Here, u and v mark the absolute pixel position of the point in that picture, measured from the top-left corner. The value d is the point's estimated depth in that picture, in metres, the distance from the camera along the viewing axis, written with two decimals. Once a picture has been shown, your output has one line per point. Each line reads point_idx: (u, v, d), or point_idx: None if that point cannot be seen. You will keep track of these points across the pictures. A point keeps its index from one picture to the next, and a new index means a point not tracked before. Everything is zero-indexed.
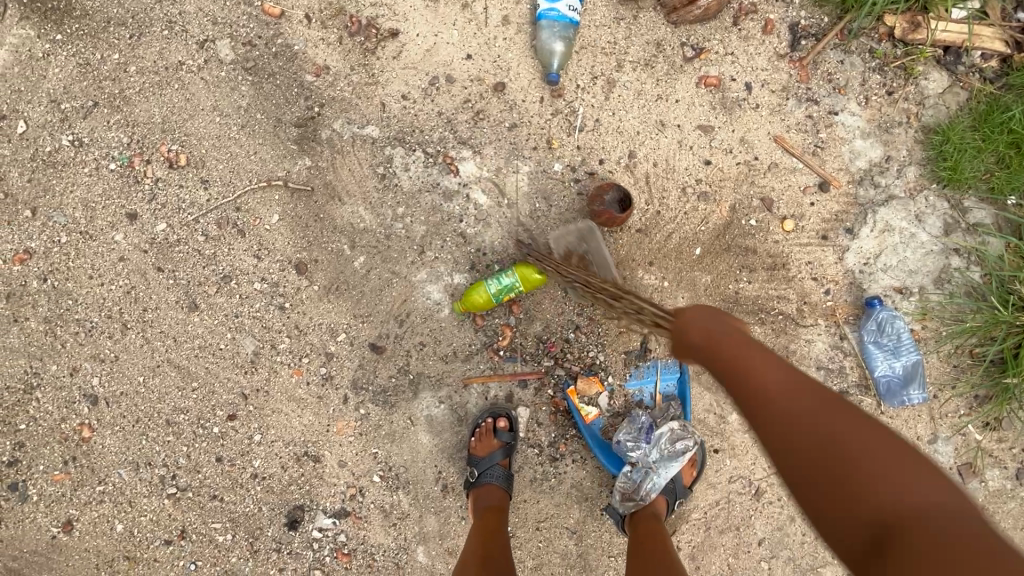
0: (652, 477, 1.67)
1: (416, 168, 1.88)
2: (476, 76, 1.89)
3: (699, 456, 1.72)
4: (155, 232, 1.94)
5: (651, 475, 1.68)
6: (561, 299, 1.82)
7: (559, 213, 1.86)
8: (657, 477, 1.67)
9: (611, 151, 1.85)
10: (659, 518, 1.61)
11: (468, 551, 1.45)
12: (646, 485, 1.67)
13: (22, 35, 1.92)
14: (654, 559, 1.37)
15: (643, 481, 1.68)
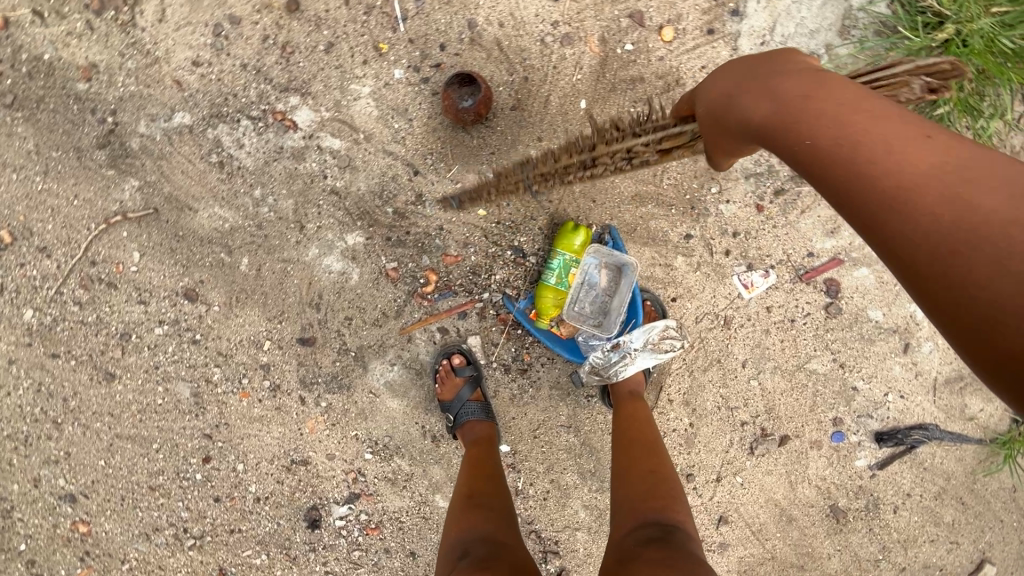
0: (626, 359, 1.60)
1: (249, 139, 1.62)
2: (262, 3, 1.56)
3: (674, 333, 1.63)
4: (28, 321, 1.75)
5: (625, 356, 1.61)
6: (464, 214, 1.66)
7: (422, 123, 1.62)
8: (631, 357, 1.60)
9: (448, 29, 1.56)
10: (637, 392, 1.59)
11: (460, 484, 1.45)
12: (621, 368, 1.60)
13: None
14: (640, 442, 1.35)
15: (616, 361, 1.61)
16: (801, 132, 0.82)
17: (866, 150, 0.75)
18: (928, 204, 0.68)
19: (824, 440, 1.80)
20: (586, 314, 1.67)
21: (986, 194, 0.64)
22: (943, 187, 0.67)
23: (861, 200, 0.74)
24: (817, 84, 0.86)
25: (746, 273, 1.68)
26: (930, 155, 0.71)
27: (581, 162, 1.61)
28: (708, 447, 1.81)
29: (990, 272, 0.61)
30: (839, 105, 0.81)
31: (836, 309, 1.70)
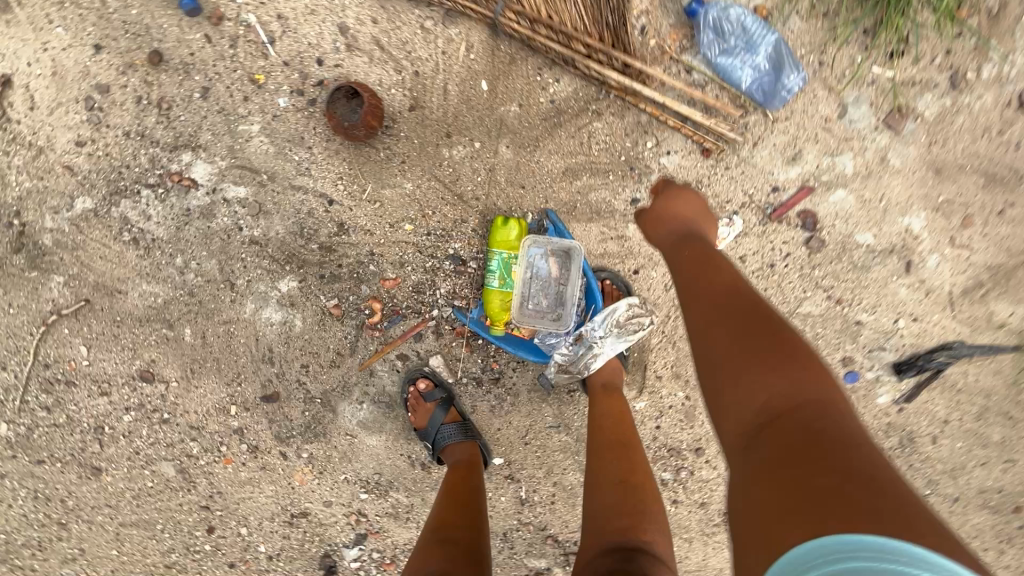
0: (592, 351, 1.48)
1: (154, 209, 1.54)
2: (125, 64, 1.46)
3: (640, 310, 1.50)
4: (5, 434, 1.76)
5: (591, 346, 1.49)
6: (392, 233, 1.55)
7: (323, 148, 1.50)
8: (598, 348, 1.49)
9: (322, 41, 1.42)
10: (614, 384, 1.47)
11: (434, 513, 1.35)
12: (589, 363, 1.49)
13: None
14: (615, 449, 1.21)
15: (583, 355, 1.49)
16: (707, 275, 1.06)
17: (736, 336, 0.88)
18: (771, 385, 0.78)
19: (838, 384, 1.64)
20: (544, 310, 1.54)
21: (815, 385, 0.77)
22: (789, 375, 0.79)
23: (734, 381, 0.84)
24: (723, 276, 1.04)
25: None
26: (779, 337, 0.85)
27: (499, 148, 1.46)
28: (711, 416, 1.68)
29: (796, 427, 0.72)
30: (732, 292, 0.98)
31: (818, 242, 1.52)
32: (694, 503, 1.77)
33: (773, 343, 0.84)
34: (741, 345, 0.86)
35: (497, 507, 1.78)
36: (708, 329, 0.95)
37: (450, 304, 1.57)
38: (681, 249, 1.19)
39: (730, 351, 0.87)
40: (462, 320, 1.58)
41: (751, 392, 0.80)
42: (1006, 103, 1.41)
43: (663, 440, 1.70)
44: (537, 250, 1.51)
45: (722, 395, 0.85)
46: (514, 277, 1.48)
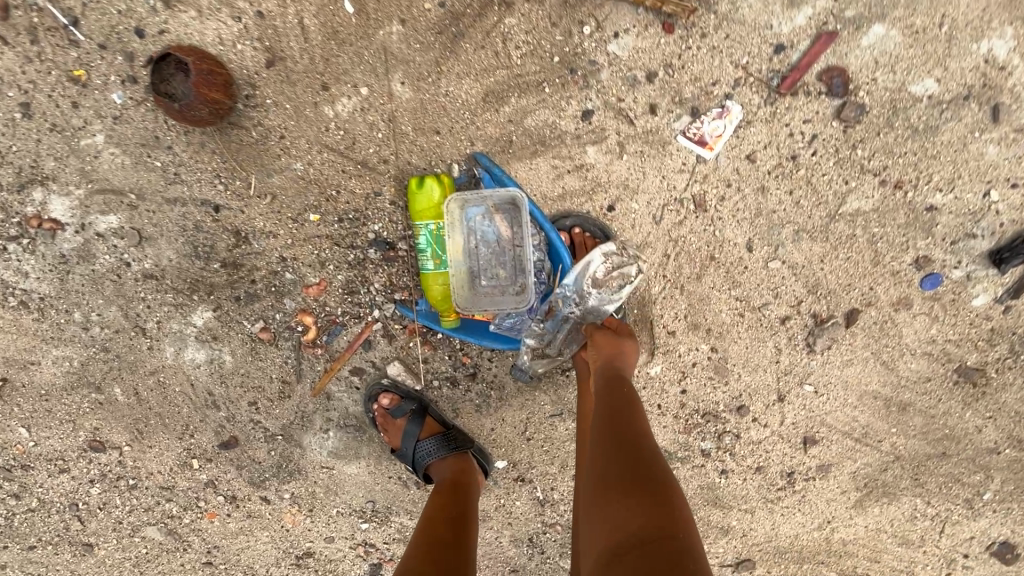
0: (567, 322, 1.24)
1: (27, 263, 1.29)
2: None
3: (618, 256, 1.17)
4: None
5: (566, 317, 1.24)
6: (299, 229, 1.24)
7: (184, 143, 1.19)
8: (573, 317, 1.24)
9: (134, 4, 1.09)
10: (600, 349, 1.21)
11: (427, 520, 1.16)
12: (567, 335, 1.26)
13: None
14: None
15: (559, 330, 1.26)
16: (627, 392, 1.03)
17: (630, 460, 0.85)
18: (646, 514, 0.76)
19: (913, 293, 1.22)
20: (499, 283, 1.20)
21: (682, 524, 0.75)
22: (667, 511, 0.76)
23: (613, 501, 0.80)
24: (635, 403, 1.01)
25: (693, 125, 1.11)
26: (668, 477, 0.83)
27: (392, 87, 1.10)
28: (749, 366, 1.31)
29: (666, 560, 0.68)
30: (638, 422, 0.95)
31: (854, 110, 1.09)
32: (749, 469, 1.41)
33: (665, 481, 0.82)
34: (633, 472, 0.83)
35: (514, 515, 1.51)
36: (602, 446, 0.91)
37: (392, 300, 1.28)
38: (605, 339, 1.14)
39: (624, 470, 0.84)
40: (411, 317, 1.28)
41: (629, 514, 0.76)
42: None
43: (693, 405, 1.35)
44: (474, 209, 1.16)
45: (596, 516, 0.81)
46: (449, 250, 1.14)
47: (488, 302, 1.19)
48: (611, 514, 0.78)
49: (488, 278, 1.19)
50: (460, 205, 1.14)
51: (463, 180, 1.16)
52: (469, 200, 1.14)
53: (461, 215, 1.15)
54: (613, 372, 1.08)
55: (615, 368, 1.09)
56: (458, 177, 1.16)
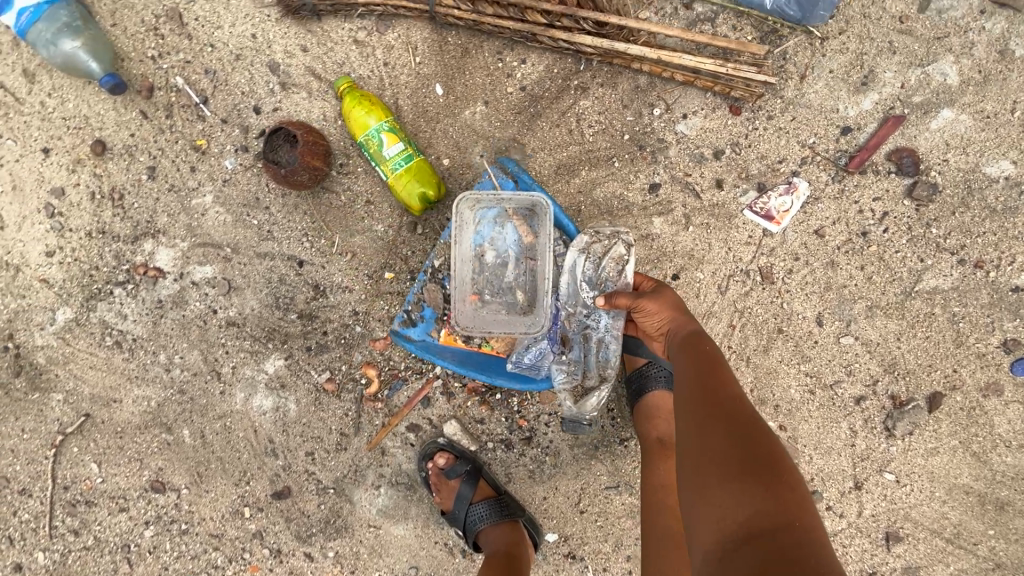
0: (593, 339, 1.21)
1: (131, 307, 1.43)
2: (74, 162, 1.36)
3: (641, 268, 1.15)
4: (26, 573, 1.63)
5: (592, 334, 1.21)
6: (377, 287, 1.32)
7: (281, 205, 1.32)
8: (601, 335, 1.21)
9: (256, 88, 1.26)
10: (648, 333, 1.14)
11: None
12: (598, 355, 1.21)
13: None
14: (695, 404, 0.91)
15: (589, 355, 1.22)
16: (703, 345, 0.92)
17: (724, 434, 0.75)
18: (753, 502, 0.67)
19: (1004, 378, 1.15)
20: (502, 295, 1.21)
21: (798, 508, 0.66)
22: (776, 494, 0.67)
23: (711, 488, 0.72)
24: (718, 360, 0.90)
25: (760, 200, 1.15)
26: (771, 445, 0.72)
27: (474, 162, 1.23)
28: (822, 449, 1.23)
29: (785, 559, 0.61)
30: (725, 378, 0.84)
31: (927, 189, 1.11)
32: None
33: (765, 450, 0.72)
34: (729, 447, 0.73)
35: None
36: (690, 417, 0.83)
37: (418, 303, 1.23)
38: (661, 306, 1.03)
39: (719, 444, 0.75)
40: (439, 325, 1.24)
41: (733, 501, 0.69)
42: None
43: None
44: (490, 210, 1.18)
45: (698, 501, 0.74)
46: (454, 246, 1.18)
47: (493, 316, 1.19)
48: (712, 502, 0.71)
49: (492, 289, 1.21)
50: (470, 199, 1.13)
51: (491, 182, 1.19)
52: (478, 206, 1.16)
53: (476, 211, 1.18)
54: (685, 338, 0.96)
55: (684, 324, 0.98)
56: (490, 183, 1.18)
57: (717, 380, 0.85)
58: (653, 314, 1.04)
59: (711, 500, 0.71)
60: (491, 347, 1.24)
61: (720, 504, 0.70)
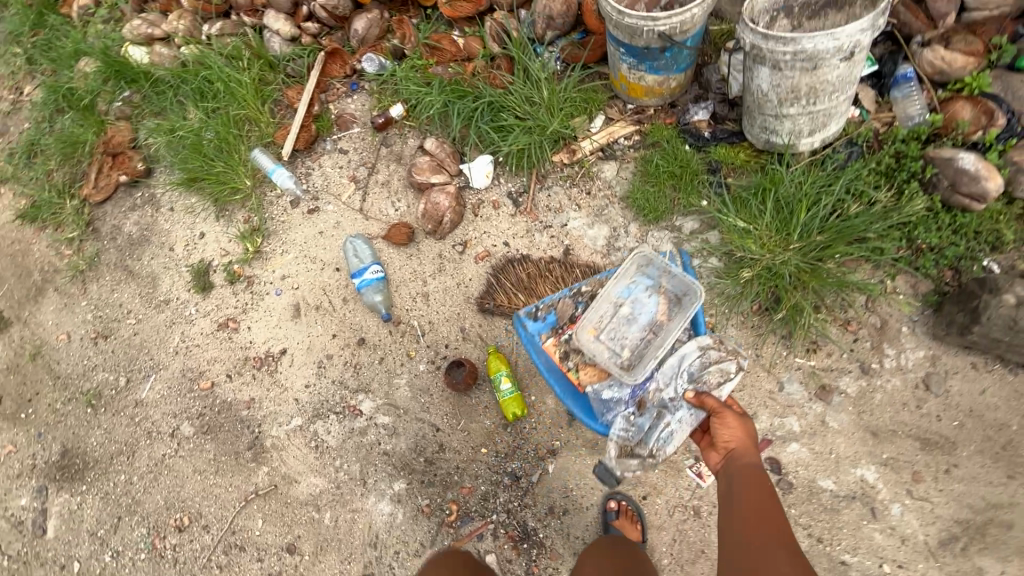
0: (662, 415, 1.98)
1: (334, 427, 2.49)
2: (344, 343, 2.61)
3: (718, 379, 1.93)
4: None
5: (665, 415, 1.98)
6: (474, 456, 2.34)
7: (439, 394, 2.42)
8: (671, 419, 1.96)
9: (449, 335, 2.49)
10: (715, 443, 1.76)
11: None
12: (657, 428, 1.98)
13: (72, 500, 2.74)
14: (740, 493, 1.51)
15: (651, 424, 2.00)
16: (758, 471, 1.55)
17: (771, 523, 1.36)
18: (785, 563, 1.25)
19: None
20: (617, 338, 2.09)
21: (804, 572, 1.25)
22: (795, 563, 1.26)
23: (759, 547, 1.31)
24: (764, 480, 1.51)
25: (695, 466, 2.12)
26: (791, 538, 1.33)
27: (547, 402, 2.34)
28: None
29: None
30: (769, 495, 1.46)
31: (785, 484, 1.94)
32: None
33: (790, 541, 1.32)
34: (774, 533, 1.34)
35: None
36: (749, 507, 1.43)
37: (549, 308, 2.20)
38: (741, 436, 1.64)
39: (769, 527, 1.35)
40: (551, 333, 2.18)
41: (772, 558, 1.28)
42: (915, 384, 1.95)
43: None
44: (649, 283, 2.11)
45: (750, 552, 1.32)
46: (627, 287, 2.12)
47: (603, 346, 2.08)
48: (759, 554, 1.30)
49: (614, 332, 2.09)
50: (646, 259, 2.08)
51: (665, 266, 2.10)
52: (636, 282, 2.11)
53: (647, 275, 2.13)
54: (740, 460, 1.60)
55: (748, 453, 1.61)
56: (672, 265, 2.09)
57: (766, 493, 1.47)
58: (729, 429, 1.67)
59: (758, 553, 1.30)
60: (578, 374, 2.12)
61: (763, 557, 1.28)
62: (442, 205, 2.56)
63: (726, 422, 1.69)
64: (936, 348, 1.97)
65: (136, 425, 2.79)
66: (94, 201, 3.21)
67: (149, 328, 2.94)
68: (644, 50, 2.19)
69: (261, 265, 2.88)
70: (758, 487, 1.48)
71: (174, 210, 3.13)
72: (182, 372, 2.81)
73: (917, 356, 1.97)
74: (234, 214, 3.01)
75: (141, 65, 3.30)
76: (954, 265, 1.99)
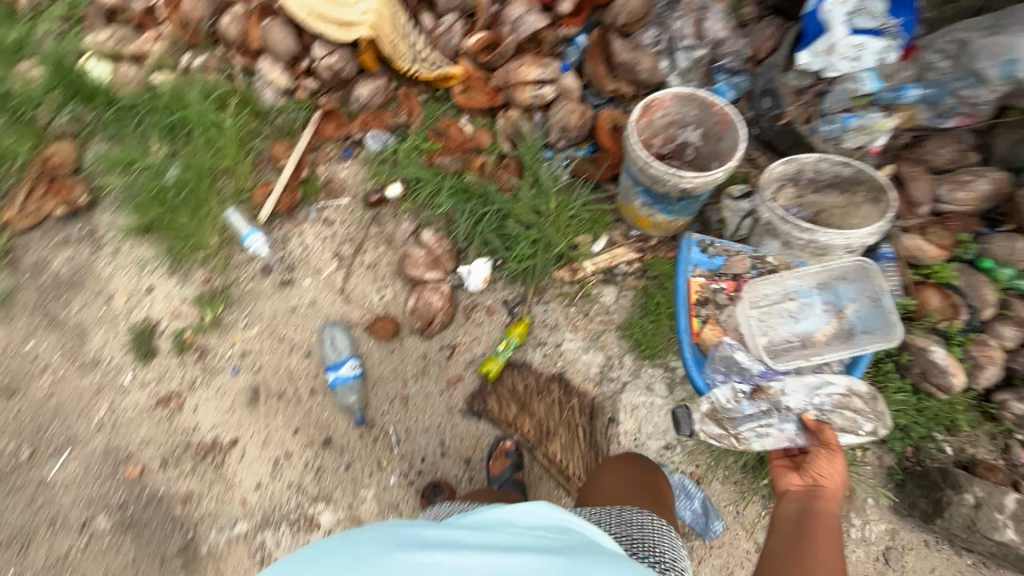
0: (771, 412, 1.85)
1: (287, 539, 2.27)
2: (307, 442, 2.39)
3: (845, 421, 1.83)
4: None
5: (772, 417, 1.83)
6: None
7: (409, 513, 2.29)
8: (777, 425, 1.80)
9: (426, 447, 2.36)
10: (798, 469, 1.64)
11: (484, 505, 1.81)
12: (752, 419, 1.87)
13: None
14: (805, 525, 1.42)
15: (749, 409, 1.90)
16: (826, 515, 1.44)
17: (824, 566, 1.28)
18: None
19: None
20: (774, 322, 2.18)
21: None
22: None
23: None
24: (832, 527, 1.40)
25: None
26: None
27: None
28: None
29: None
30: (831, 539, 1.36)
31: None
32: None
33: None
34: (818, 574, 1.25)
35: None
36: (808, 543, 1.35)
37: (720, 251, 2.30)
38: (829, 478, 1.53)
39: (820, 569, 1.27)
40: (707, 272, 2.28)
41: None
42: (875, 556, 2.07)
43: None
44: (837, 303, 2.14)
45: None
46: (815, 287, 2.18)
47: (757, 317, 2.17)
48: None
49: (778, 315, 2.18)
50: (864, 270, 2.04)
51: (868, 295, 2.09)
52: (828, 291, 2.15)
53: (851, 284, 2.10)
54: (820, 501, 1.49)
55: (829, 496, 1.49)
56: (883, 294, 2.03)
57: (829, 536, 1.37)
58: (822, 468, 1.55)
59: None
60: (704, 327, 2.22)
61: None
62: (434, 305, 2.46)
63: (820, 459, 1.58)
64: (895, 522, 2.12)
65: (35, 510, 2.36)
66: (16, 228, 2.76)
67: (67, 392, 2.53)
68: (662, 196, 2.22)
69: (219, 335, 2.59)
70: (823, 529, 1.39)
71: (118, 254, 2.76)
72: (105, 451, 2.44)
73: (880, 528, 2.10)
74: (192, 272, 2.70)
75: (100, 82, 2.92)
76: (917, 444, 2.16)
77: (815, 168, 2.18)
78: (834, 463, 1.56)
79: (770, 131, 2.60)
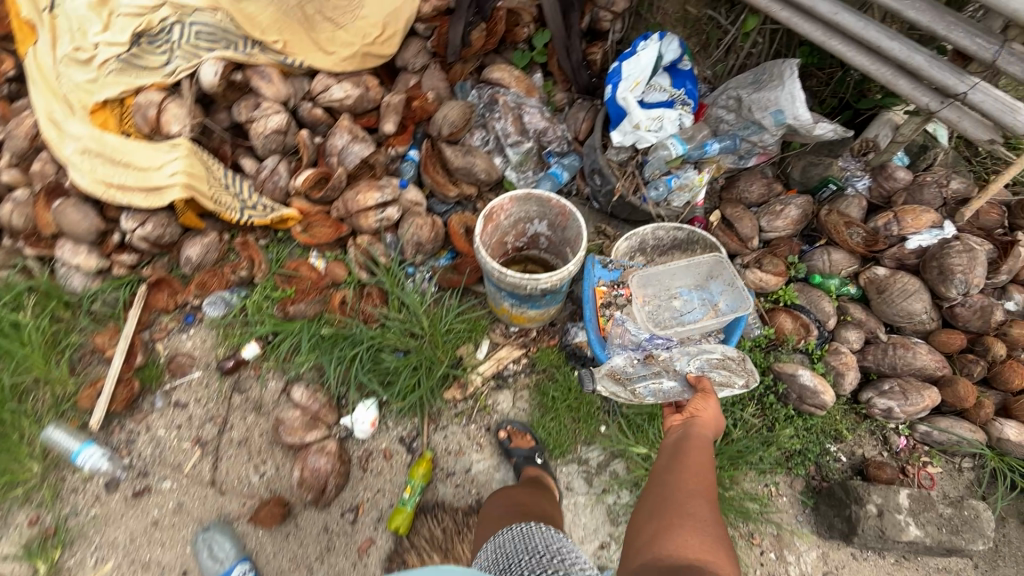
0: (660, 374, 2.00)
1: None
2: None
3: (722, 375, 1.98)
4: None
5: (662, 376, 1.98)
6: None
7: None
8: (664, 383, 1.96)
9: None
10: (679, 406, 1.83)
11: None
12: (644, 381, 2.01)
13: None
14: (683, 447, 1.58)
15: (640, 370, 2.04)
16: (702, 435, 1.61)
17: (700, 479, 1.44)
18: (702, 512, 1.33)
19: None
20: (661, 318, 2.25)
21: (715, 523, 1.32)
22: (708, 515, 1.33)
23: (682, 495, 1.39)
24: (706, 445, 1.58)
25: None
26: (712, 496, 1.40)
27: None
28: None
29: (696, 536, 1.27)
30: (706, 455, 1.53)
31: None
32: None
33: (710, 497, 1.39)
34: (697, 488, 1.41)
35: None
36: (688, 462, 1.51)
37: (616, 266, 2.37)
38: (705, 408, 1.71)
39: (696, 480, 1.43)
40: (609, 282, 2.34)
41: (688, 508, 1.35)
42: None
43: None
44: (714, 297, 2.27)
45: (674, 497, 1.40)
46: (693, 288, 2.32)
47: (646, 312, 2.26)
48: (679, 503, 1.37)
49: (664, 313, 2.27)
50: (716, 262, 2.24)
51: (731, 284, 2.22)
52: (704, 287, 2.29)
53: (720, 278, 2.24)
54: (696, 423, 1.66)
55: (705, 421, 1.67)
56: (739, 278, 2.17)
57: (705, 455, 1.54)
58: (698, 401, 1.74)
59: (678, 501, 1.38)
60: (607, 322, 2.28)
61: (682, 505, 1.36)
62: (322, 469, 2.19)
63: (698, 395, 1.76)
64: (824, 544, 2.19)
65: None
66: None
67: None
68: (527, 296, 2.22)
69: None
70: (700, 449, 1.56)
71: None
72: None
73: (813, 556, 2.16)
74: (10, 518, 2.19)
75: None
76: (816, 461, 2.30)
77: (654, 237, 2.35)
78: (707, 397, 1.76)
79: (608, 204, 2.74)
